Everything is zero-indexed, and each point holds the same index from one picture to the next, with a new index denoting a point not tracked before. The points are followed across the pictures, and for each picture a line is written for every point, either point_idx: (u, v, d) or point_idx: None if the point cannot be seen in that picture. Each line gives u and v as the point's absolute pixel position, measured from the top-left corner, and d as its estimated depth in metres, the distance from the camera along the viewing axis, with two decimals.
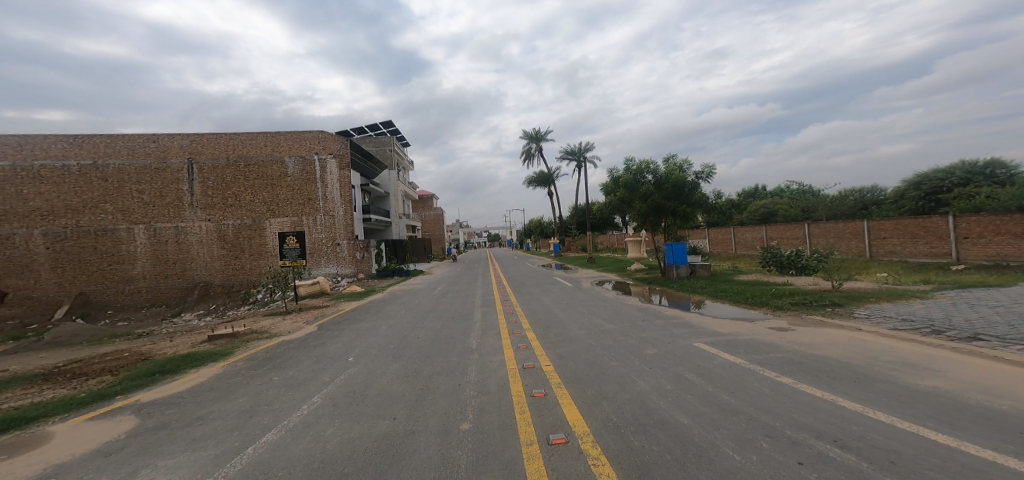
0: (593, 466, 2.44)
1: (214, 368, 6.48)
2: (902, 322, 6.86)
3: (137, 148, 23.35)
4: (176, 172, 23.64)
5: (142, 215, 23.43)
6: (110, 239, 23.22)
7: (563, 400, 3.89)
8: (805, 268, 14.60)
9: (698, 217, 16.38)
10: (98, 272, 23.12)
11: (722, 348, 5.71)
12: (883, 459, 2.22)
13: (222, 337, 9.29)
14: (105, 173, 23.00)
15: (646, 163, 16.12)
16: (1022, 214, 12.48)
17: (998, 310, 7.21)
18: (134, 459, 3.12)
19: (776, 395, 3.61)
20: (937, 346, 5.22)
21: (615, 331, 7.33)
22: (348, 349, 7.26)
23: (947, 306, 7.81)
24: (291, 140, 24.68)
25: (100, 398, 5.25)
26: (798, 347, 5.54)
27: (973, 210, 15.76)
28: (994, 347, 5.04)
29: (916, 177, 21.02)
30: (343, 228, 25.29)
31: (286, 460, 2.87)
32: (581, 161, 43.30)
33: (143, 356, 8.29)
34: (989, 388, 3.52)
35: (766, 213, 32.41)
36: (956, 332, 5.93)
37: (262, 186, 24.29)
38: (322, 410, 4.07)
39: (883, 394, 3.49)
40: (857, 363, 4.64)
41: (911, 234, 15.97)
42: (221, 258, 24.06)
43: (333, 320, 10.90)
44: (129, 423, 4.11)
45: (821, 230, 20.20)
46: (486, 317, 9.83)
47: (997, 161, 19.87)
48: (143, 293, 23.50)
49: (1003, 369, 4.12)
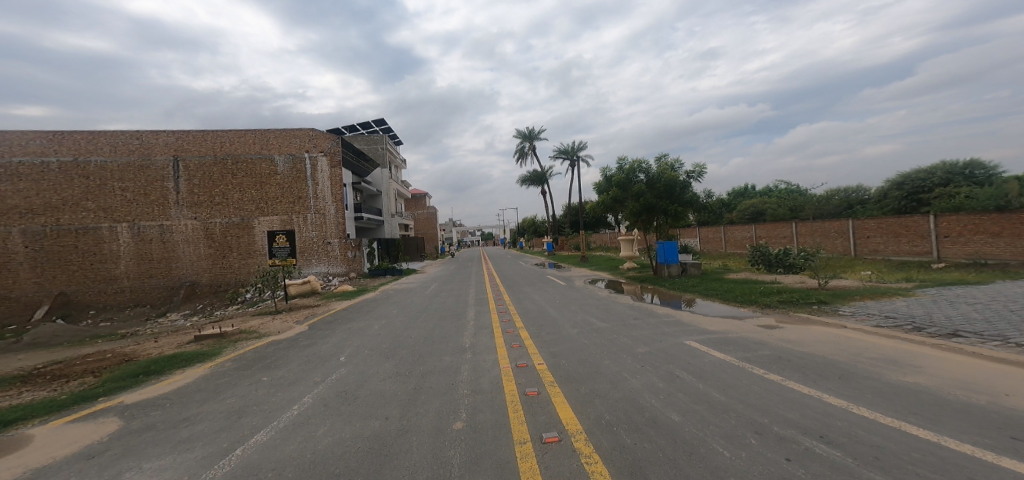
0: (586, 463, 2.47)
1: (201, 369, 6.38)
2: (886, 319, 7.05)
3: (120, 145, 22.79)
4: (161, 169, 23.18)
5: (125, 213, 22.90)
6: (92, 238, 22.65)
7: (556, 399, 3.91)
8: (793, 267, 14.79)
9: (690, 216, 16.52)
10: (79, 271, 22.55)
11: (713, 346, 5.81)
12: (867, 455, 2.28)
13: (209, 337, 9.14)
14: (86, 170, 22.43)
15: (638, 162, 16.27)
16: (1000, 215, 12.88)
17: (978, 307, 7.41)
18: (116, 462, 3.06)
19: (764, 392, 3.69)
20: (919, 343, 5.38)
21: (607, 330, 7.39)
22: (339, 349, 7.19)
23: (929, 304, 8.04)
24: (280, 138, 24.35)
25: (83, 399, 5.16)
26: (786, 345, 5.66)
27: (953, 209, 16.19)
28: (973, 344, 5.20)
29: (899, 177, 21.52)
30: (334, 226, 25.02)
31: (276, 461, 2.86)
32: (575, 160, 43.41)
33: (127, 356, 8.15)
34: (966, 384, 3.64)
35: (755, 212, 33.01)
36: (936, 329, 6.13)
37: (250, 184, 23.94)
38: (314, 411, 4.05)
39: (867, 390, 3.58)
40: (842, 359, 4.77)
41: (894, 233, 16.34)
42: (208, 257, 23.67)
43: (324, 320, 10.80)
44: (112, 426, 4.04)
45: (807, 230, 20.52)
46: (480, 316, 9.82)
47: (977, 162, 20.42)
48: (127, 293, 23.01)
49: (981, 365, 4.25)
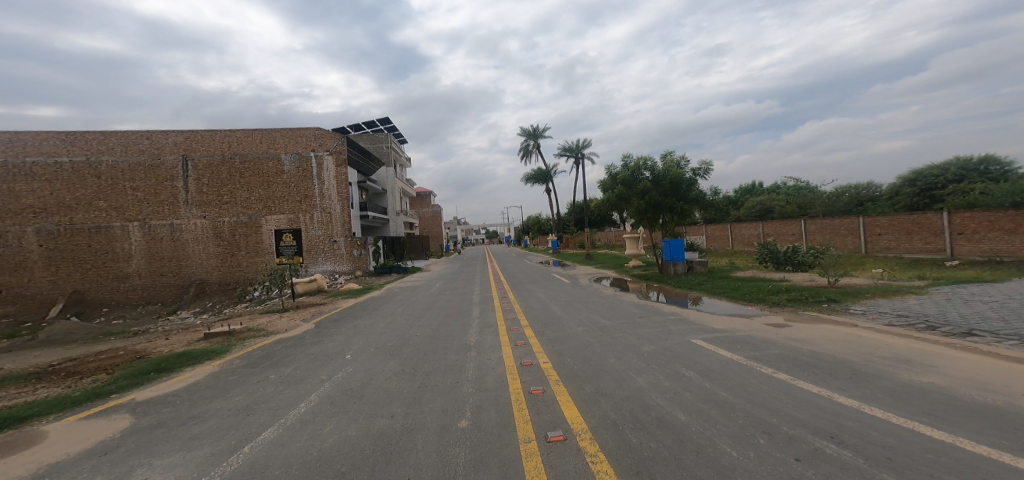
0: (591, 463, 2.44)
1: (210, 366, 6.47)
2: (897, 317, 6.94)
3: (130, 144, 23.11)
4: (171, 169, 23.46)
5: (135, 212, 23.25)
6: (104, 237, 23.00)
7: (560, 397, 3.89)
8: (801, 265, 14.57)
9: (696, 214, 16.42)
10: (92, 270, 22.95)
11: (719, 344, 5.75)
12: (879, 455, 2.23)
13: (218, 334, 9.25)
14: (98, 170, 22.76)
15: (643, 160, 16.12)
16: (1016, 211, 12.60)
17: (993, 305, 7.27)
18: (127, 459, 3.09)
19: (772, 391, 3.64)
20: (932, 342, 5.26)
21: (612, 328, 7.35)
22: (345, 347, 7.23)
23: (942, 302, 7.90)
24: (287, 137, 24.56)
25: (96, 396, 5.25)
26: (795, 344, 5.58)
27: (968, 206, 15.85)
28: (988, 343, 5.08)
29: (912, 174, 21.15)
30: (340, 225, 25.19)
31: (282, 459, 2.86)
32: (579, 157, 43.25)
33: (138, 354, 8.25)
34: (983, 384, 3.54)
35: (763, 209, 32.70)
36: (950, 328, 6.00)
37: (258, 183, 24.17)
38: (320, 408, 4.07)
39: (878, 390, 3.51)
40: (852, 359, 4.68)
41: (906, 230, 16.04)
42: (216, 256, 23.96)
43: (330, 318, 10.91)
44: (124, 422, 4.09)
45: (816, 227, 20.25)
46: (484, 314, 9.85)
47: (992, 157, 19.97)
48: (138, 291, 23.39)
49: (996, 365, 4.14)
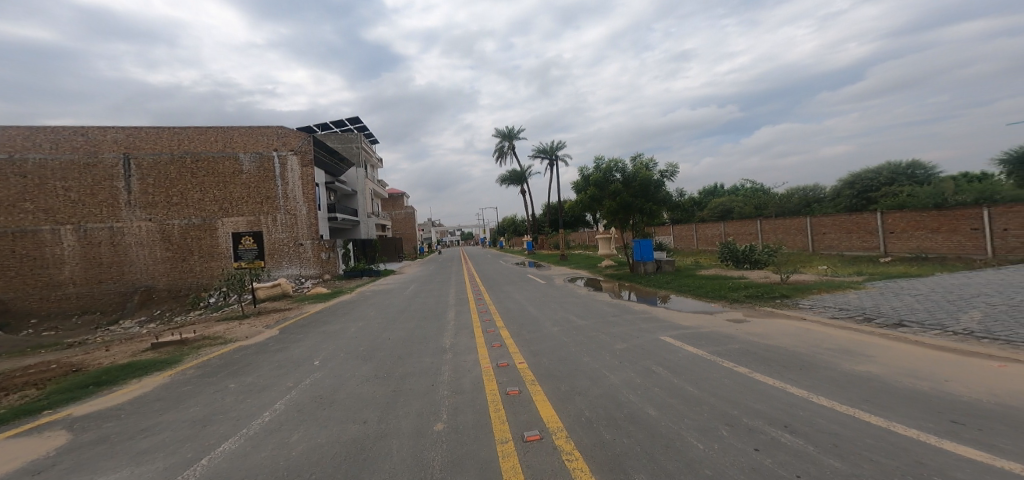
0: (567, 460, 2.58)
1: (160, 378, 6.08)
2: (840, 310, 7.66)
3: (62, 140, 21.05)
4: (110, 168, 21.62)
5: (69, 214, 21.24)
6: (31, 241, 20.85)
7: (536, 397, 4.04)
8: (757, 263, 15.36)
9: (663, 214, 17.10)
10: (17, 277, 20.76)
11: (686, 340, 6.12)
12: (826, 442, 2.51)
13: (168, 344, 8.68)
14: (24, 168, 20.63)
15: (614, 162, 16.64)
16: (937, 212, 14.10)
17: (920, 298, 8.17)
18: (68, 477, 2.92)
19: (733, 385, 3.95)
20: (870, 333, 5.85)
21: (586, 327, 7.58)
22: (313, 353, 7.04)
23: (878, 296, 8.76)
24: (246, 135, 23.35)
25: (25, 413, 4.83)
26: (754, 338, 6.02)
27: (898, 206, 17.54)
28: (916, 333, 5.72)
29: (851, 177, 23.12)
30: (305, 227, 24.24)
31: (249, 470, 2.82)
32: (552, 159, 43.72)
33: (74, 367, 7.61)
34: (912, 371, 4.02)
35: (723, 210, 34.61)
36: (884, 319, 6.70)
37: (213, 183, 22.81)
38: (287, 417, 3.97)
39: (826, 380, 3.89)
40: (802, 351, 5.13)
41: (847, 229, 17.54)
42: (166, 261, 22.37)
43: (297, 323, 10.47)
44: (60, 439, 3.82)
45: (770, 226, 21.70)
46: (460, 316, 9.82)
47: (917, 163, 22.18)
48: (72, 300, 21.32)
49: (924, 354, 4.67)
